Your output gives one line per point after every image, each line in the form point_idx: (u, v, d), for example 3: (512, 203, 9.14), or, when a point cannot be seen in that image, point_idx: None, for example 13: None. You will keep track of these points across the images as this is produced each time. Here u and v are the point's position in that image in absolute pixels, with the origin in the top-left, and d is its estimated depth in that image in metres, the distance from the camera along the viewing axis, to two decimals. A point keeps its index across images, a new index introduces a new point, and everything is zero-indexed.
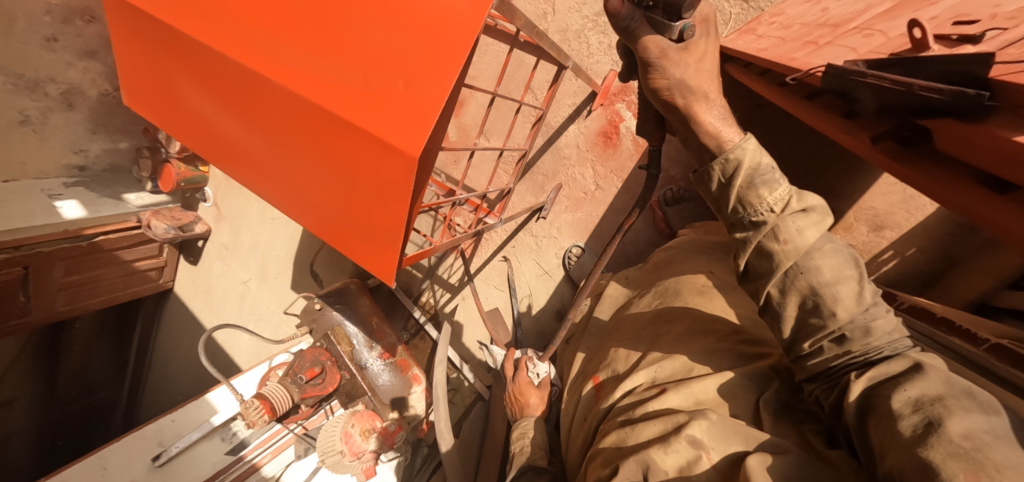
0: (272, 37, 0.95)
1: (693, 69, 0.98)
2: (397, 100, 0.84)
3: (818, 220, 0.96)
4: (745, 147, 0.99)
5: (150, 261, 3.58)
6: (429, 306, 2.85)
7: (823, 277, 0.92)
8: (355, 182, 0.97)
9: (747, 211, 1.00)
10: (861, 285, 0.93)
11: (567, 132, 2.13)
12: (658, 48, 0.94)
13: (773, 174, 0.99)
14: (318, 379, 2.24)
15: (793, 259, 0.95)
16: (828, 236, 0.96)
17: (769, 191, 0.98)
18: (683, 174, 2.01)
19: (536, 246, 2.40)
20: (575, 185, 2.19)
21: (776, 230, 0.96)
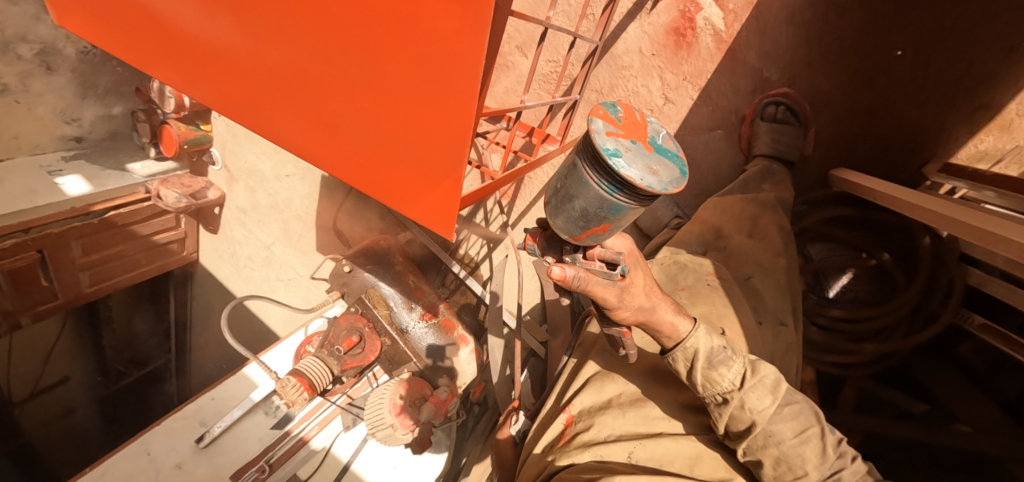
0: None
1: (641, 296, 1.04)
2: None
3: (772, 383, 1.00)
4: (697, 334, 1.04)
5: (171, 233, 3.36)
6: (469, 259, 2.47)
7: (786, 440, 0.96)
8: (373, 61, 0.83)
9: (710, 390, 1.02)
10: (820, 437, 0.97)
11: (627, 34, 1.69)
12: (607, 293, 0.99)
13: (727, 353, 1.03)
14: (357, 349, 1.97)
15: (764, 426, 0.96)
16: (788, 396, 1.00)
17: (727, 369, 1.01)
18: (781, 75, 1.57)
19: None
20: (638, 100, 1.75)
21: (740, 403, 0.98)
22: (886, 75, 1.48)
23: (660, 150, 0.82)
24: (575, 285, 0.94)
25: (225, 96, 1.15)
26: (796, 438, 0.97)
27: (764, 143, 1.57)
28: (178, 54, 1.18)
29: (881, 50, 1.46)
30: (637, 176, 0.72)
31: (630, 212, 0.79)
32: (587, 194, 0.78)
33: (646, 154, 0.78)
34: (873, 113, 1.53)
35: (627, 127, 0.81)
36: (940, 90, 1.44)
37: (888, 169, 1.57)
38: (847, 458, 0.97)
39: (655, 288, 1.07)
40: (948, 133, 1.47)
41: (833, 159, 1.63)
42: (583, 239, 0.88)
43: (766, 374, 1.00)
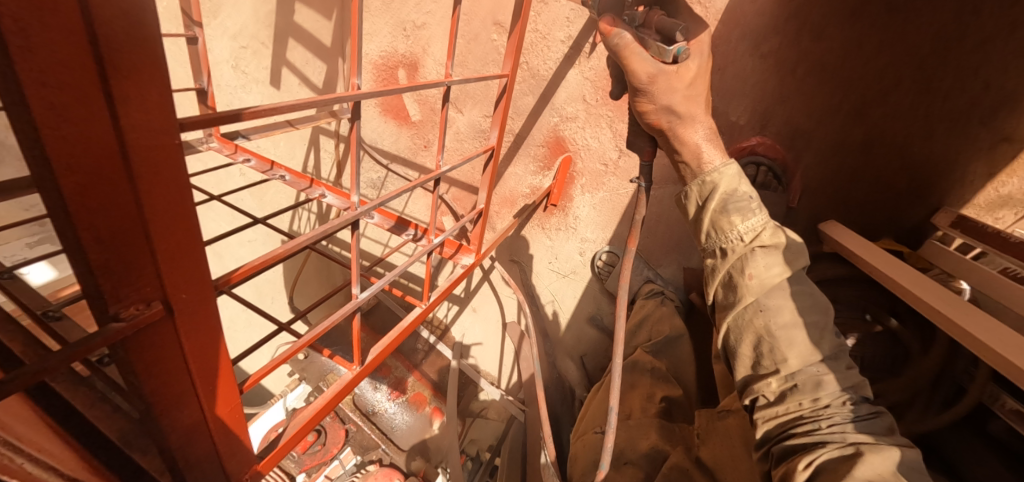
0: None
1: (679, 95, 0.99)
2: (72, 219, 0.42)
3: (787, 258, 0.96)
4: (723, 172, 1.02)
5: None
6: (438, 322, 2.39)
7: (780, 323, 0.93)
8: None
9: (717, 239, 1.02)
10: (821, 341, 0.92)
11: (565, 81, 1.44)
12: (647, 72, 0.96)
13: (750, 202, 1.01)
14: (316, 445, 1.86)
15: (756, 294, 0.95)
16: (794, 279, 0.96)
17: (740, 217, 0.99)
18: (750, 117, 1.30)
19: (548, 243, 1.77)
20: (588, 153, 1.51)
21: (740, 264, 0.98)
22: (880, 104, 1.19)
23: None
24: (613, 39, 0.94)
25: None
26: (790, 327, 0.92)
27: None
28: None
29: (863, 79, 1.18)
30: None
31: None
32: None
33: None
34: (868, 150, 1.24)
35: None
36: (945, 120, 1.15)
37: (891, 214, 1.28)
38: (843, 372, 0.91)
39: (698, 90, 1.02)
40: (960, 173, 1.17)
41: (820, 209, 1.35)
42: None
43: (783, 243, 0.97)
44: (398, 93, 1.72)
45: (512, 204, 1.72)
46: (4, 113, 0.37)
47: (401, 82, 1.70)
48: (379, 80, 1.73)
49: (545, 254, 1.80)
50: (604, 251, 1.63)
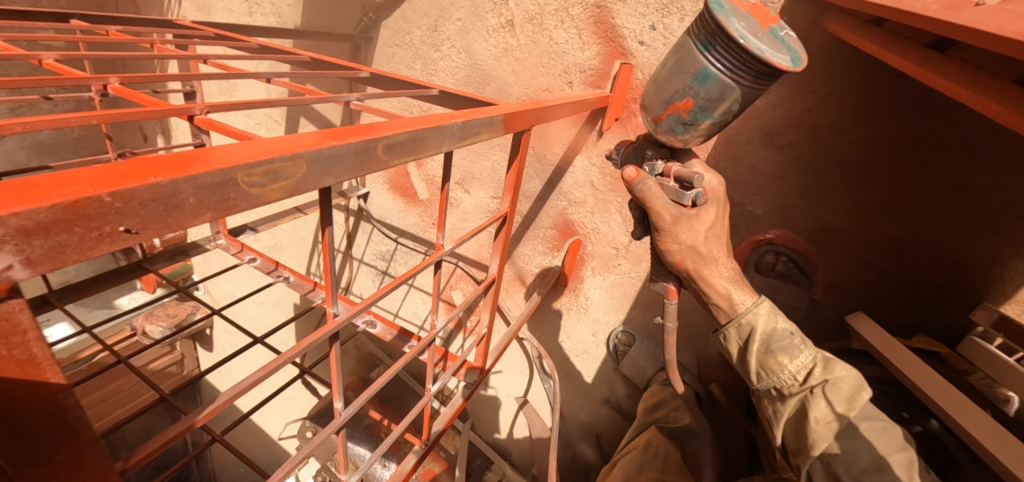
0: None
1: (700, 236, 0.95)
2: None
3: (850, 394, 0.86)
4: (759, 311, 0.93)
5: (167, 357, 3.27)
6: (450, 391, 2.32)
7: (860, 463, 0.81)
8: None
9: (767, 378, 0.92)
10: (906, 473, 0.79)
11: (572, 168, 1.42)
12: (670, 215, 0.93)
13: (793, 340, 0.91)
14: None
15: (825, 440, 0.84)
16: (867, 413, 0.86)
17: (790, 358, 0.90)
18: (766, 208, 1.25)
19: (559, 322, 1.71)
20: (598, 237, 1.47)
21: (800, 400, 0.88)
22: (907, 202, 1.12)
23: (777, 35, 0.76)
24: (636, 187, 0.94)
25: None
26: (869, 466, 0.80)
27: None
28: None
29: (886, 175, 1.12)
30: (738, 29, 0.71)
31: (719, 97, 0.78)
32: (688, 69, 0.79)
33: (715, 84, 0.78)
34: (893, 247, 1.17)
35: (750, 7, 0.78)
36: (985, 222, 1.05)
37: (929, 315, 1.19)
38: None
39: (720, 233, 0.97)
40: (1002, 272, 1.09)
41: (848, 302, 1.27)
42: (663, 127, 0.88)
43: (842, 377, 0.87)
44: (407, 174, 1.73)
45: (520, 281, 1.69)
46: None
47: (409, 163, 1.70)
48: None
49: (556, 333, 1.74)
50: (620, 332, 1.56)
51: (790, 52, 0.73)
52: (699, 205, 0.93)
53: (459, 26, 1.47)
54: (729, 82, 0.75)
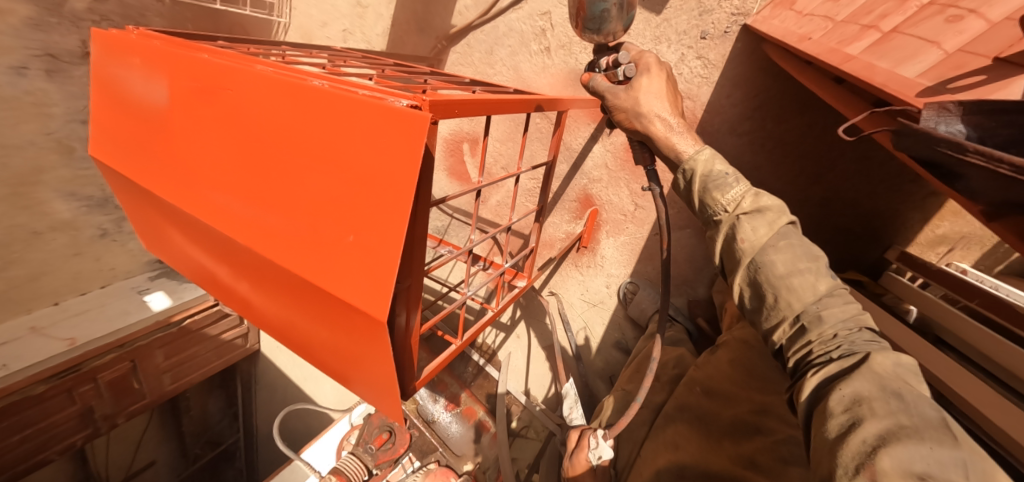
0: (204, 182, 0.87)
1: (640, 100, 1.30)
2: (346, 256, 0.68)
3: (771, 221, 1.15)
4: (698, 157, 1.27)
5: (236, 329, 3.78)
6: (487, 347, 2.75)
7: (778, 271, 1.10)
8: (317, 257, 0.72)
9: (708, 211, 1.25)
10: (817, 279, 1.08)
11: (592, 153, 1.92)
12: (610, 88, 1.34)
13: (726, 178, 1.23)
14: (387, 443, 2.25)
15: (751, 254, 1.14)
16: (784, 234, 1.14)
17: (722, 192, 1.21)
18: None
19: (580, 277, 2.17)
20: (611, 207, 1.95)
21: (735, 231, 1.18)
22: (832, 172, 1.58)
23: None
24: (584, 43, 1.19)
25: (153, 171, 0.97)
26: (789, 274, 1.09)
27: None
28: (132, 135, 1.01)
29: (817, 152, 1.58)
30: None
31: None
32: None
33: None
34: (826, 204, 1.63)
35: None
36: (887, 183, 1.51)
37: (854, 251, 1.65)
38: (849, 305, 1.05)
39: (659, 87, 1.33)
40: (902, 221, 1.54)
41: (798, 248, 1.72)
42: (587, 31, 1.07)
43: (765, 205, 1.17)
44: (463, 161, 2.24)
45: (550, 243, 2.19)
46: (392, 188, 0.64)
47: (465, 153, 2.21)
48: (448, 151, 2.26)
49: (577, 288, 2.20)
50: (627, 283, 2.01)
51: None
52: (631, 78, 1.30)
53: (509, 50, 2.04)
54: None
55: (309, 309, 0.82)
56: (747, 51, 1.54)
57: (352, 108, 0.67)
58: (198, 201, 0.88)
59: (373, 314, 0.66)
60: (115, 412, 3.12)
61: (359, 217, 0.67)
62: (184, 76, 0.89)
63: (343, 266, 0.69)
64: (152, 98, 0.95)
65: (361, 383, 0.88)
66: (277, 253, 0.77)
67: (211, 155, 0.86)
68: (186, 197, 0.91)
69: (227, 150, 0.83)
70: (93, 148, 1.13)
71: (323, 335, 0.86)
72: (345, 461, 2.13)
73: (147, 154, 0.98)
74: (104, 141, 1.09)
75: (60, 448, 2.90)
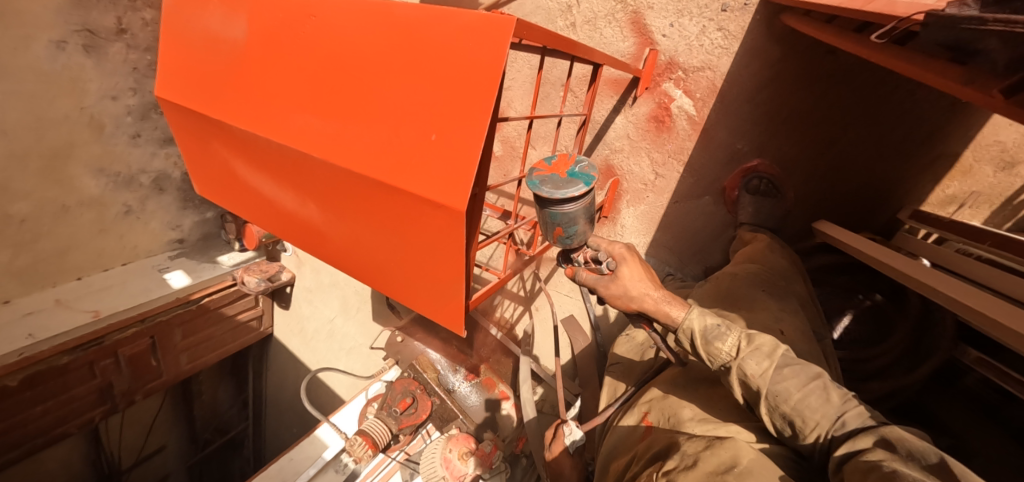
0: (282, 106, 0.94)
1: (629, 285, 1.27)
2: (429, 156, 0.75)
3: (769, 349, 1.09)
4: (691, 316, 1.19)
5: (251, 311, 3.81)
6: (504, 321, 2.69)
7: (792, 398, 1.02)
8: (398, 160, 0.79)
9: (714, 363, 1.14)
10: (827, 390, 1.01)
11: (614, 125, 2.01)
12: (599, 284, 1.30)
13: (720, 328, 1.16)
14: (411, 408, 2.38)
15: (764, 386, 1.05)
16: (785, 359, 1.07)
17: (722, 342, 1.13)
18: (750, 145, 1.79)
19: (600, 247, 2.22)
20: (632, 176, 2.03)
21: (742, 370, 1.09)
22: (844, 136, 1.67)
23: (575, 175, 1.15)
24: (576, 278, 1.33)
25: (225, 102, 1.03)
26: (803, 395, 1.01)
27: (747, 213, 1.77)
28: (204, 72, 1.08)
29: (831, 118, 1.66)
30: (550, 188, 1.10)
31: (574, 209, 1.15)
32: (542, 216, 1.17)
33: (559, 180, 1.13)
34: (838, 168, 1.71)
35: (552, 166, 1.18)
36: (895, 145, 1.62)
37: (865, 214, 1.73)
38: (866, 408, 0.98)
39: (641, 277, 1.29)
40: (912, 185, 1.66)
41: (811, 211, 1.80)
42: (559, 242, 1.23)
43: (761, 342, 1.10)
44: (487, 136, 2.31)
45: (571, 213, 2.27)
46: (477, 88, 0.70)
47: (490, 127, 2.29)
48: None
49: None
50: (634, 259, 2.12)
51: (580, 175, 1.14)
52: (612, 270, 1.29)
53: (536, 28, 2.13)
54: (566, 200, 1.13)
55: (380, 220, 0.88)
56: (767, 21, 1.62)
57: (439, 20, 0.74)
58: (274, 124, 0.95)
59: (452, 204, 0.73)
60: (133, 389, 3.13)
61: (444, 119, 0.74)
62: (262, 9, 0.96)
63: (426, 164, 0.76)
64: (227, 36, 1.03)
65: (423, 296, 0.94)
66: (356, 163, 0.83)
67: (289, 80, 0.93)
68: (261, 123, 0.97)
69: (307, 74, 0.90)
70: (158, 91, 1.19)
71: (391, 249, 0.92)
72: (371, 424, 2.28)
73: (221, 88, 1.04)
74: (172, 83, 1.16)
75: (77, 423, 2.92)
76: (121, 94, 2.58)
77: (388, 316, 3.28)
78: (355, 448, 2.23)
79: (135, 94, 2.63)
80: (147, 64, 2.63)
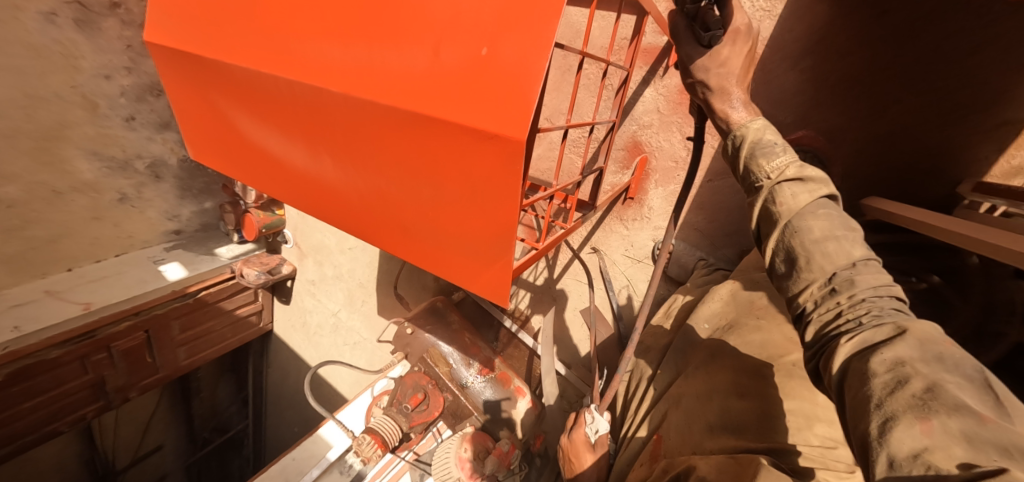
0: (298, 39, 0.83)
1: (713, 71, 1.07)
2: (475, 78, 0.64)
3: (812, 187, 0.99)
4: (751, 125, 1.09)
5: (251, 306, 3.67)
6: (520, 313, 2.57)
7: (811, 236, 0.95)
8: (437, 86, 0.67)
9: (748, 177, 1.08)
10: (851, 248, 0.92)
11: (643, 98, 1.86)
12: (684, 51, 1.07)
13: (775, 147, 1.06)
14: (422, 405, 2.22)
15: (787, 218, 0.99)
16: (824, 204, 0.98)
17: (768, 159, 1.04)
18: (794, 117, 1.66)
19: (625, 232, 2.08)
20: (662, 154, 1.89)
21: (774, 194, 1.02)
22: (897, 104, 1.52)
23: None
24: (669, 17, 1.06)
25: (231, 42, 0.92)
26: (824, 239, 0.93)
27: None
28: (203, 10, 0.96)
29: (884, 85, 1.52)
30: None
31: None
32: None
33: None
34: (888, 139, 1.56)
35: None
36: (955, 112, 1.45)
37: (917, 191, 1.57)
38: (884, 276, 0.90)
39: (736, 68, 1.07)
40: (971, 150, 1.45)
41: (857, 187, 1.66)
42: None
43: (811, 174, 1.00)
44: None
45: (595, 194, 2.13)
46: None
47: None
48: None
49: (621, 243, 2.11)
50: (662, 243, 1.97)
51: None
52: (713, 43, 1.03)
53: None
54: None
55: (409, 163, 0.78)
56: None
57: None
58: (288, 60, 0.84)
59: (501, 133, 0.61)
60: (128, 386, 2.98)
61: (495, 31, 0.62)
62: None
63: (472, 89, 0.64)
64: None
65: (456, 254, 0.84)
66: (386, 94, 0.72)
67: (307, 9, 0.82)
68: (272, 61, 0.86)
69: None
70: (148, 36, 1.07)
71: (420, 199, 0.81)
72: (380, 421, 2.15)
73: (225, 26, 0.93)
74: (164, 25, 1.04)
75: (70, 420, 2.78)
76: (115, 73, 2.43)
77: (395, 310, 3.14)
78: (363, 448, 2.10)
79: (130, 73, 2.48)
80: (142, 42, 2.49)
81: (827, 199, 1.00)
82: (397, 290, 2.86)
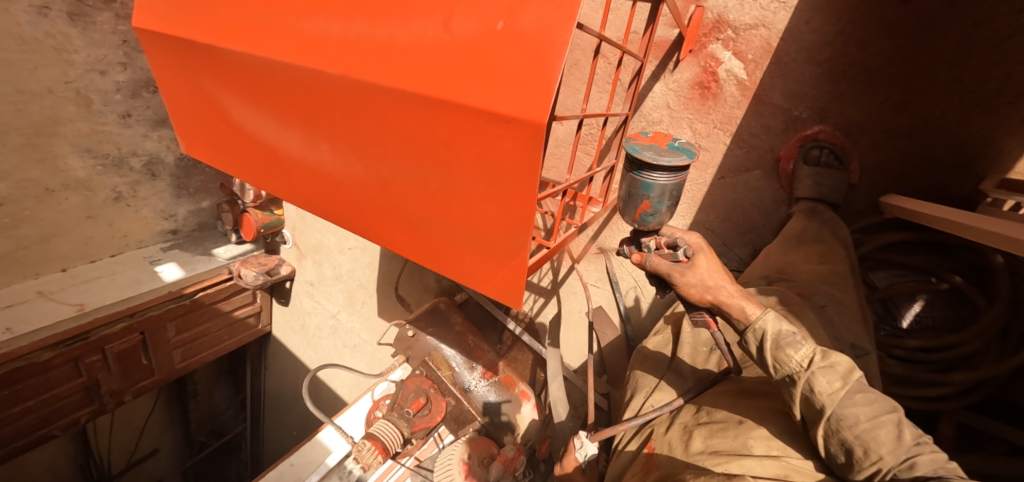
0: (295, 16, 0.78)
1: (705, 276, 1.10)
2: (489, 51, 0.59)
3: (845, 369, 0.95)
4: (765, 317, 1.04)
5: (249, 307, 3.60)
6: (524, 314, 2.50)
7: (858, 425, 0.89)
8: (448, 61, 0.62)
9: (778, 371, 1.00)
10: (900, 429, 0.88)
11: (653, 93, 1.81)
12: (669, 269, 1.11)
13: (793, 336, 1.01)
14: (424, 410, 2.15)
15: (833, 409, 0.92)
16: (859, 385, 0.94)
17: (794, 349, 0.98)
18: (810, 112, 1.60)
19: (633, 231, 2.02)
20: None
21: (810, 385, 0.95)
22: (920, 97, 1.46)
23: (676, 148, 0.98)
24: (644, 264, 1.13)
25: (224, 21, 0.87)
26: (874, 425, 0.89)
27: (805, 187, 1.57)
28: None
29: (906, 78, 1.46)
30: (650, 156, 0.93)
31: (668, 186, 0.96)
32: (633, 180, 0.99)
33: (660, 149, 0.96)
34: (912, 134, 1.50)
35: (652, 137, 1.03)
36: (982, 105, 1.39)
37: (940, 189, 1.52)
38: (940, 455, 0.86)
39: (723, 273, 1.11)
40: (1000, 146, 1.41)
41: (876, 183, 1.61)
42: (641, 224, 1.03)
43: (839, 361, 0.96)
44: None
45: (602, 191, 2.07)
46: None
47: None
48: None
49: None
50: None
51: (682, 152, 0.96)
52: (688, 257, 1.11)
53: None
54: (664, 174, 0.94)
55: (415, 148, 0.72)
56: None
57: None
58: (285, 38, 0.79)
59: (519, 112, 0.56)
60: (122, 389, 2.92)
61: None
62: None
63: (486, 62, 0.59)
64: None
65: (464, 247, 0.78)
66: (392, 71, 0.67)
67: None
68: (268, 40, 0.81)
69: None
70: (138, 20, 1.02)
71: (427, 186, 0.75)
72: (380, 427, 2.08)
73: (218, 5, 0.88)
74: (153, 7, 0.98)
75: (62, 425, 2.72)
76: (110, 69, 2.38)
77: (395, 311, 3.08)
78: (363, 455, 2.02)
79: (126, 69, 2.43)
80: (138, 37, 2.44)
81: (858, 379, 0.96)
82: (398, 291, 2.80)
